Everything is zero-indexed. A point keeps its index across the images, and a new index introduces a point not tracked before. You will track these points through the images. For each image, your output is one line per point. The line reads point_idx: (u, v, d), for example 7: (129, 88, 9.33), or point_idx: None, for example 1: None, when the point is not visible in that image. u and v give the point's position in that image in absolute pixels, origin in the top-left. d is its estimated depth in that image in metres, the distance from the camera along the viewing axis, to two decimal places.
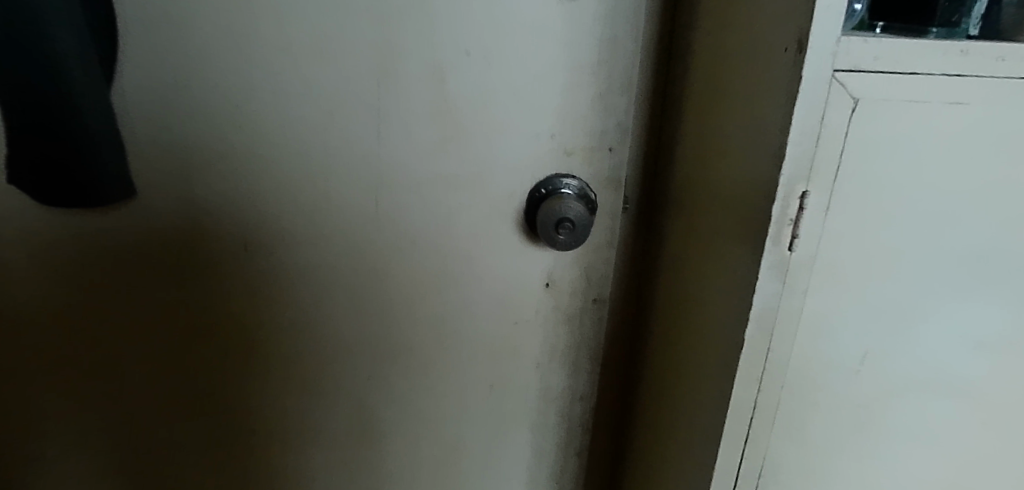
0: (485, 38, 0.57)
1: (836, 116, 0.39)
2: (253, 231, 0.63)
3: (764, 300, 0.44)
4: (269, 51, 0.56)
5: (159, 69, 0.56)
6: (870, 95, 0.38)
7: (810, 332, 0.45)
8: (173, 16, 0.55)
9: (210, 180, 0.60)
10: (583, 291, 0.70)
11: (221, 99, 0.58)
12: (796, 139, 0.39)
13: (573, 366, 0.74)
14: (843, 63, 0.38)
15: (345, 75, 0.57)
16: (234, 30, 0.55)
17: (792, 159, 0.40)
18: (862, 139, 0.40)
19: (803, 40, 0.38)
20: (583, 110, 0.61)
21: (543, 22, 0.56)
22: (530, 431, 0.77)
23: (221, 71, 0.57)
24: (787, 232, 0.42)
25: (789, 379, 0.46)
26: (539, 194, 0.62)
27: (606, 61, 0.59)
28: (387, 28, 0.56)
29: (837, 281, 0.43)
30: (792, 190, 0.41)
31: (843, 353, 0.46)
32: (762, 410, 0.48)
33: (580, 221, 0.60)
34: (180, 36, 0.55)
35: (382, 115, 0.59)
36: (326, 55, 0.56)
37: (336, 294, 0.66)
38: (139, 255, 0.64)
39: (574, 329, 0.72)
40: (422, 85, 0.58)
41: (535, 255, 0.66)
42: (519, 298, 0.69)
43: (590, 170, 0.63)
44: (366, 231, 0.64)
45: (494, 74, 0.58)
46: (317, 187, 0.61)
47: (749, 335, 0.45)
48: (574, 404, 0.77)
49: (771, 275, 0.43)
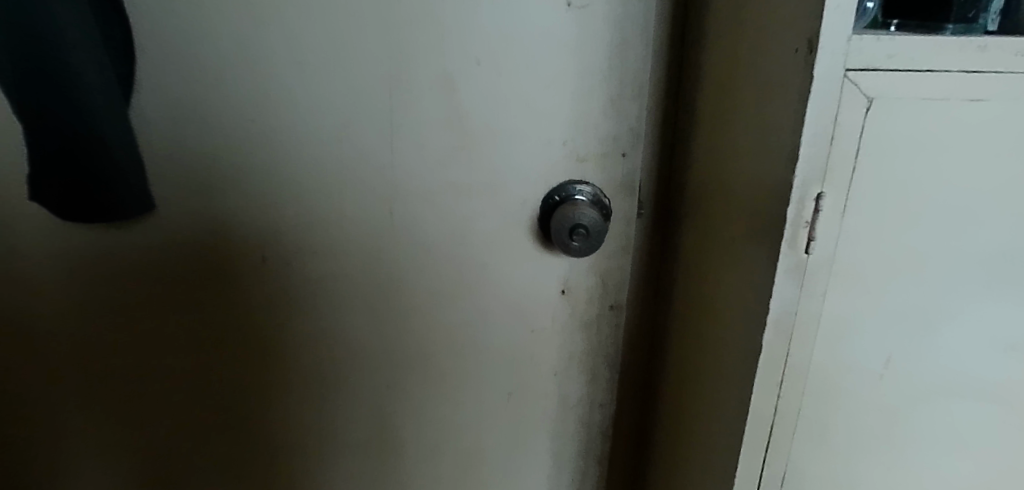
0: (495, 46, 0.57)
1: (850, 115, 0.38)
2: (270, 242, 0.63)
3: (781, 303, 0.43)
4: (281, 64, 0.57)
5: (175, 86, 0.57)
6: (884, 94, 0.38)
7: (829, 337, 0.44)
8: (189, 32, 0.56)
9: (228, 194, 0.61)
10: (599, 298, 0.69)
11: (236, 114, 0.58)
12: (809, 140, 0.39)
13: (592, 373, 0.74)
14: (855, 62, 0.37)
15: (357, 86, 0.58)
16: (248, 44, 0.56)
17: (806, 160, 0.39)
18: (878, 138, 0.39)
19: (813, 40, 0.37)
20: (595, 115, 0.60)
21: (553, 27, 0.56)
22: (548, 440, 0.76)
23: (235, 86, 0.57)
24: (802, 235, 0.41)
25: (809, 385, 0.45)
26: (553, 201, 0.62)
27: (618, 66, 0.59)
28: (397, 39, 0.56)
29: (856, 283, 0.42)
30: (807, 191, 0.40)
31: (863, 358, 0.45)
32: (783, 415, 0.47)
33: (594, 226, 0.60)
34: (196, 55, 0.56)
35: (394, 126, 0.59)
36: (338, 68, 0.57)
37: (354, 303, 0.67)
38: (161, 268, 0.65)
39: (591, 336, 0.71)
40: (433, 95, 0.58)
41: (549, 261, 0.66)
42: (536, 305, 0.68)
43: (603, 176, 0.63)
44: (381, 241, 0.64)
45: (504, 82, 0.58)
46: (332, 198, 0.62)
47: (767, 340, 0.44)
48: (594, 412, 0.76)
49: (788, 278, 0.42)
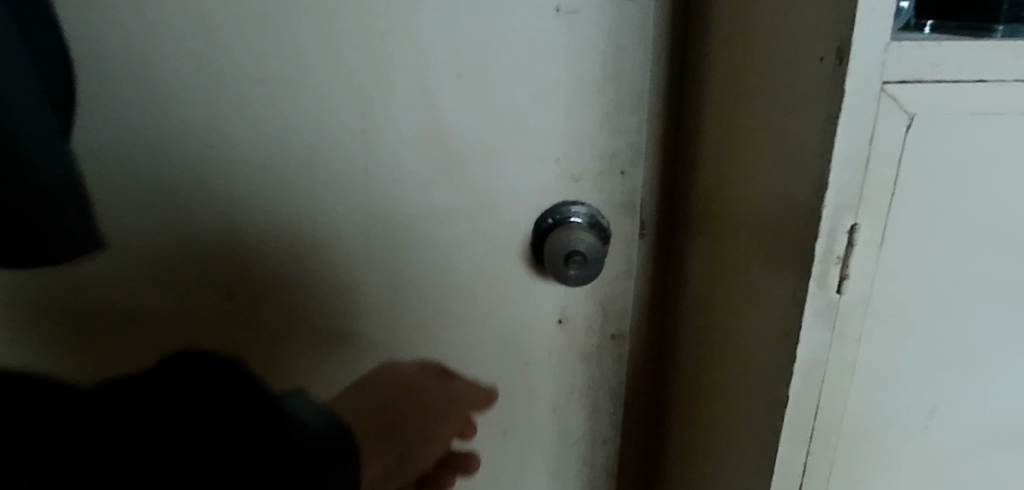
0: (477, 57, 0.51)
1: (887, 135, 0.33)
2: (244, 275, 0.58)
3: (810, 350, 0.37)
4: (239, 83, 0.51)
5: (124, 111, 0.52)
6: (928, 110, 0.32)
7: (864, 385, 0.38)
8: (135, 51, 0.50)
9: (193, 224, 0.56)
10: (600, 327, 0.64)
11: (193, 140, 0.53)
12: (840, 164, 0.33)
13: (594, 407, 0.68)
14: (893, 74, 0.32)
15: (325, 106, 0.52)
16: (201, 61, 0.50)
17: (837, 188, 0.34)
18: (919, 160, 0.33)
19: (843, 48, 0.32)
20: (591, 130, 0.55)
21: (540, 35, 0.51)
22: (548, 479, 0.70)
23: (190, 109, 0.52)
24: (834, 272, 0.35)
25: (843, 439, 0.40)
26: (546, 224, 0.57)
27: (614, 74, 0.53)
28: (368, 52, 0.50)
29: (896, 324, 0.37)
30: (839, 223, 0.34)
31: (904, 408, 0.39)
32: (814, 471, 0.41)
33: (592, 253, 0.54)
34: (144, 77, 0.51)
35: (369, 147, 0.54)
36: (302, 86, 0.51)
37: (334, 339, 0.61)
38: (126, 308, 0.59)
39: (592, 368, 0.66)
40: (411, 114, 0.53)
41: (544, 290, 0.61)
42: (531, 336, 0.63)
43: (600, 196, 0.58)
44: (360, 272, 0.58)
45: (489, 96, 0.52)
46: (304, 228, 0.56)
47: (794, 391, 0.39)
48: (597, 448, 0.70)
49: (816, 321, 0.37)
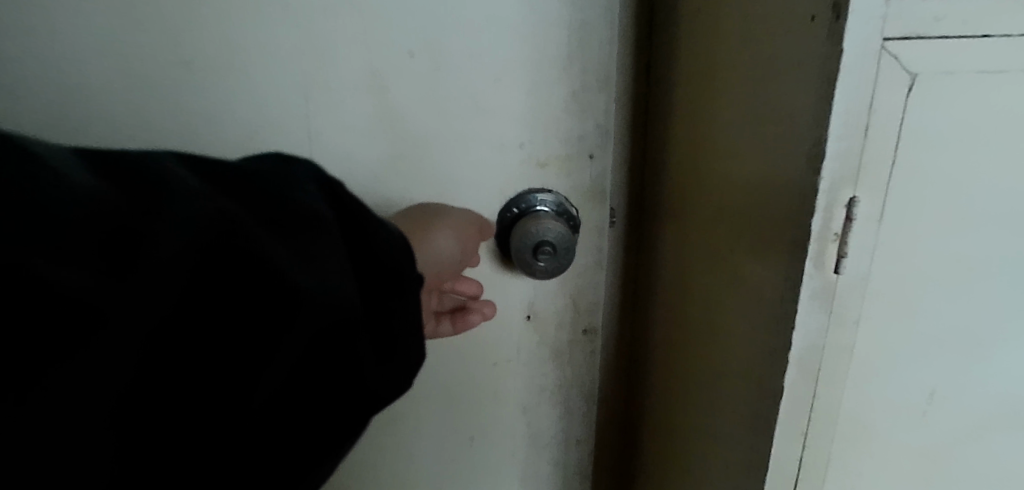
0: (431, 32, 0.46)
1: (887, 98, 0.30)
2: None
3: (805, 337, 0.34)
4: (161, 63, 0.45)
5: (26, 97, 0.45)
6: (931, 69, 0.30)
7: (861, 372, 0.36)
8: (36, 27, 0.44)
9: None
10: (571, 322, 0.60)
11: (109, 129, 0.47)
12: (838, 131, 0.30)
13: (566, 407, 0.64)
14: (894, 29, 0.29)
15: (261, 88, 0.47)
16: (114, 39, 0.44)
17: (834, 159, 0.31)
18: (921, 125, 0.31)
19: (840, 3, 0.29)
20: (557, 111, 0.51)
21: (501, 6, 0.46)
22: (519, 484, 0.67)
23: (104, 93, 0.46)
24: (831, 251, 0.33)
25: (839, 430, 0.37)
26: (511, 214, 0.53)
27: (581, 50, 0.49)
28: (308, 26, 0.45)
29: (895, 305, 0.34)
30: (836, 197, 0.31)
31: (902, 393, 0.37)
32: (809, 467, 0.38)
33: (561, 243, 0.51)
34: (49, 58, 0.45)
35: (313, 133, 0.49)
36: (234, 66, 0.46)
37: None
38: None
39: (563, 366, 0.62)
40: (359, 95, 0.48)
41: (511, 284, 0.57)
42: (498, 334, 0.59)
43: (568, 183, 0.54)
44: None
45: (445, 75, 0.48)
46: None
47: (788, 383, 0.36)
48: (570, 450, 0.66)
49: (812, 305, 0.34)
